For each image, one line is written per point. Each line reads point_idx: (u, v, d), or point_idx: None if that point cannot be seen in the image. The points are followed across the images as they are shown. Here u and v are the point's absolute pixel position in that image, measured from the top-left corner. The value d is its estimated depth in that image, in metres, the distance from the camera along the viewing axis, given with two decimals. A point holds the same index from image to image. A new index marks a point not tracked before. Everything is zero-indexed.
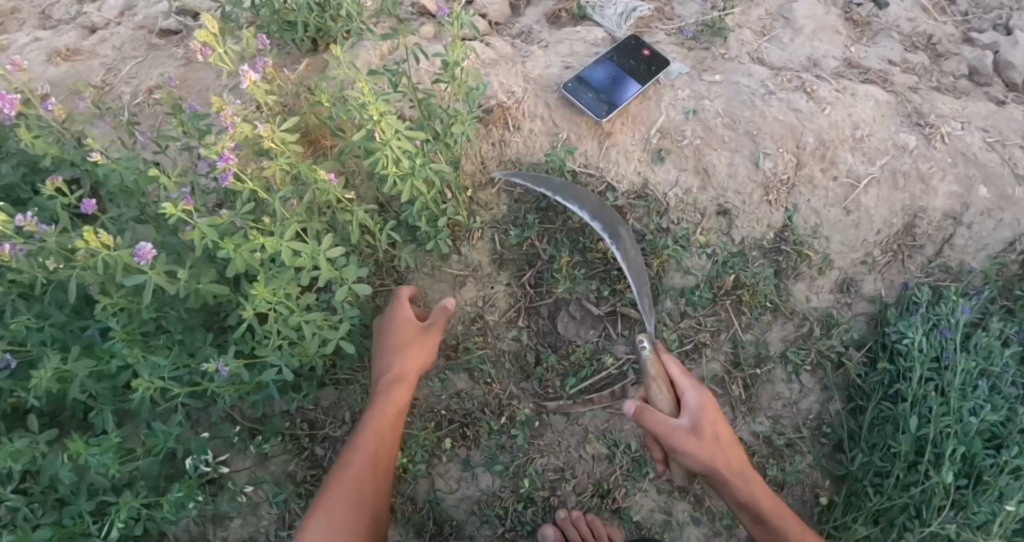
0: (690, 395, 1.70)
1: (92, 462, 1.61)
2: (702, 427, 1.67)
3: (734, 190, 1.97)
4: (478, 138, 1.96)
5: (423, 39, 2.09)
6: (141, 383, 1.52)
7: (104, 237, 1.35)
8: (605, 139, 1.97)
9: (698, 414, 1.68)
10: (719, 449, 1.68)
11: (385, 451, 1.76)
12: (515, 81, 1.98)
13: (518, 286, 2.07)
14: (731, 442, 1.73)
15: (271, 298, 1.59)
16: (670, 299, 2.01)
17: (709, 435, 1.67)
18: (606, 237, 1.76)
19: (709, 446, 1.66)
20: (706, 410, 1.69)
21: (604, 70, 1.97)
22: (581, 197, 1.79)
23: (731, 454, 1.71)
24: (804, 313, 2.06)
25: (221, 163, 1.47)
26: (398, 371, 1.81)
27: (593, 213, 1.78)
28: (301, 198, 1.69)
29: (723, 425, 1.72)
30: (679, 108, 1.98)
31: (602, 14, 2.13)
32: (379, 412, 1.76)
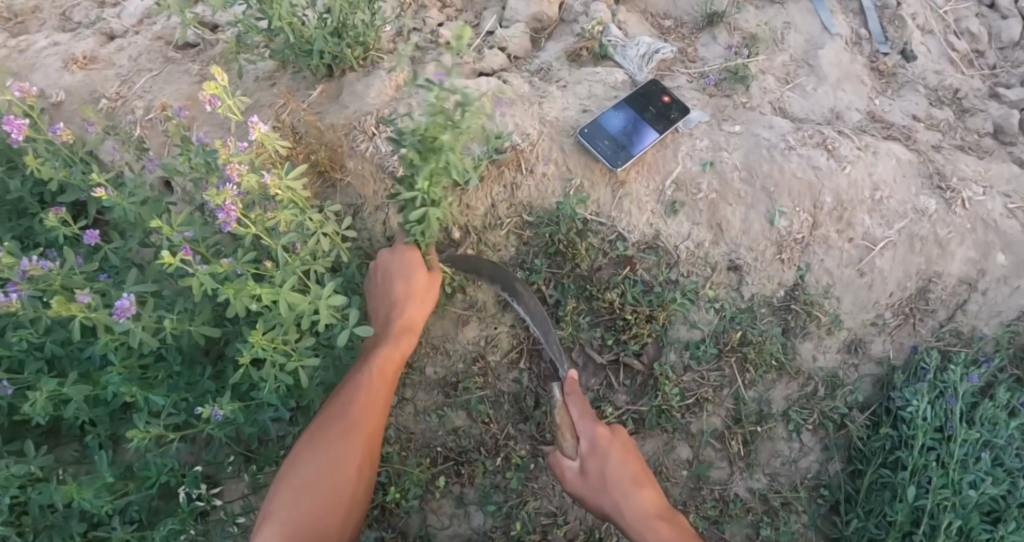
0: (584, 438, 1.75)
1: (86, 506, 1.56)
2: (587, 468, 1.73)
3: (747, 246, 1.93)
4: (490, 179, 1.92)
5: (440, 72, 2.08)
6: (137, 432, 1.51)
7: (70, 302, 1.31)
8: (619, 188, 1.92)
9: (589, 455, 1.73)
10: (608, 490, 1.69)
11: (379, 396, 1.69)
12: (530, 122, 1.93)
13: (522, 328, 2.04)
14: (633, 484, 1.70)
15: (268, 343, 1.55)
16: (674, 352, 1.99)
17: (593, 477, 1.71)
18: (507, 295, 1.92)
19: (597, 486, 1.70)
20: (596, 449, 1.73)
21: (622, 116, 1.92)
22: (474, 263, 1.92)
23: (627, 496, 1.69)
24: (810, 372, 2.04)
25: (225, 212, 1.43)
26: (407, 319, 1.79)
27: (490, 276, 1.93)
28: (306, 242, 1.66)
29: (619, 465, 1.71)
30: (697, 159, 1.93)
31: (623, 54, 2.10)
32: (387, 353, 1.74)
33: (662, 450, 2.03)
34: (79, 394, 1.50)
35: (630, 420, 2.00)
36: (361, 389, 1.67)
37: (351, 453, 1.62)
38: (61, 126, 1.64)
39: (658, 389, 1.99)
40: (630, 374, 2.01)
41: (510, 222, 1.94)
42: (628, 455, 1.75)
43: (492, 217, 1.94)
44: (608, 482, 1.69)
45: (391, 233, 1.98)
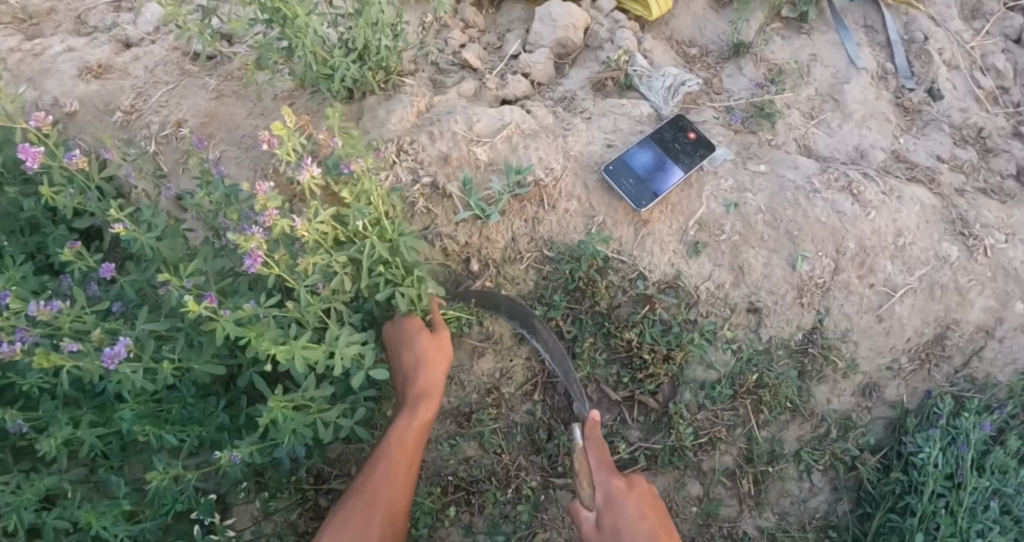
0: (598, 489, 1.74)
1: (104, 535, 1.54)
2: (602, 520, 1.70)
3: (767, 289, 1.92)
4: (511, 213, 1.89)
5: (463, 98, 2.04)
6: (155, 475, 1.49)
7: (63, 357, 1.30)
8: (642, 227, 1.90)
9: (604, 506, 1.72)
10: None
11: (396, 468, 1.70)
12: (554, 157, 1.90)
13: (537, 361, 2.04)
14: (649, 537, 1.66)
15: (288, 406, 1.50)
16: (689, 391, 1.98)
17: (607, 528, 1.69)
18: (525, 332, 1.88)
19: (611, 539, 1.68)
20: (609, 499, 1.71)
21: (646, 153, 1.90)
22: (493, 299, 1.88)
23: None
24: (824, 414, 2.04)
25: (251, 260, 1.41)
26: (421, 385, 1.77)
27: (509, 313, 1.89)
28: (327, 283, 1.65)
29: (633, 516, 1.68)
30: (721, 200, 1.91)
31: (648, 85, 2.07)
32: (402, 423, 1.73)
33: (672, 486, 2.03)
34: (93, 437, 1.52)
35: (642, 457, 1.99)
36: (383, 463, 1.69)
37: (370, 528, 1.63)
38: (77, 152, 1.60)
39: (672, 428, 1.99)
40: (644, 411, 2.01)
41: (530, 256, 1.91)
42: (645, 508, 1.72)
43: (512, 251, 1.91)
44: (621, 533, 1.66)
45: None
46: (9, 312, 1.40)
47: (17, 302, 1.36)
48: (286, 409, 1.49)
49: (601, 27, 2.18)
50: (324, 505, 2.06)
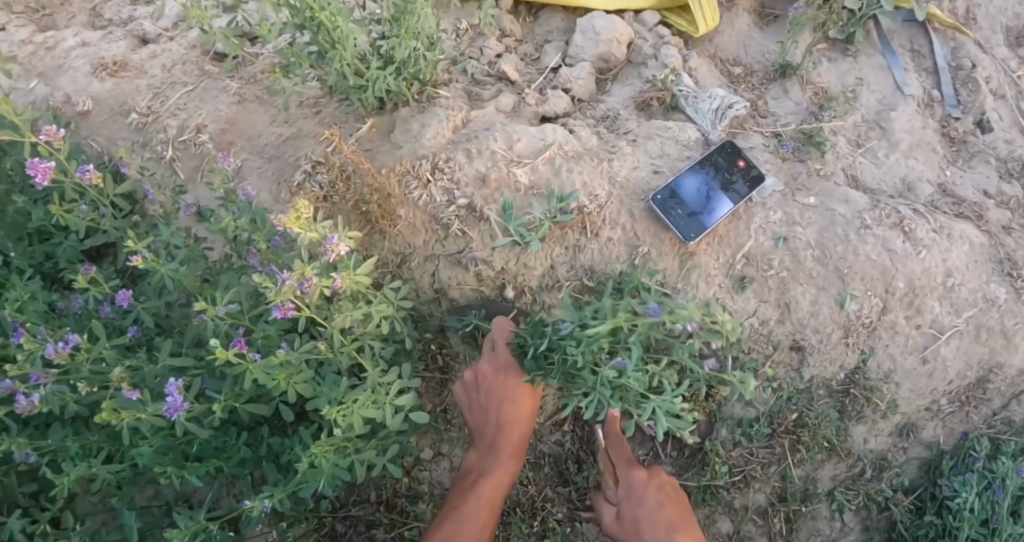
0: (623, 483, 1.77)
1: None
2: (625, 512, 1.73)
3: (813, 328, 1.86)
4: (551, 240, 1.80)
5: (501, 113, 1.94)
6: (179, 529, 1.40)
7: (124, 414, 1.27)
8: (688, 260, 1.82)
9: (626, 497, 1.75)
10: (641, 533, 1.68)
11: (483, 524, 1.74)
12: (599, 183, 1.81)
13: (568, 392, 1.95)
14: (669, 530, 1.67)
15: (330, 450, 1.46)
16: (725, 428, 1.93)
17: (628, 521, 1.73)
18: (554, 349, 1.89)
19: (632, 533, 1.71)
20: (632, 495, 1.74)
21: (696, 181, 1.81)
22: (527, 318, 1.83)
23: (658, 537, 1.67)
24: (860, 454, 1.99)
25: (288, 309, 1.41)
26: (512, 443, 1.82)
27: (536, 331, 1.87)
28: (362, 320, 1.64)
29: (653, 508, 1.70)
30: (770, 233, 1.84)
31: (696, 107, 1.97)
32: (495, 481, 1.78)
33: (702, 522, 1.99)
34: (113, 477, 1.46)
35: None
36: (476, 518, 1.73)
37: None
38: (89, 167, 1.52)
39: (706, 465, 1.93)
40: (678, 446, 1.95)
41: (569, 286, 1.82)
42: (668, 500, 1.73)
43: (550, 279, 1.83)
44: (642, 528, 1.68)
45: (440, 285, 1.84)
46: (24, 354, 1.35)
47: (32, 342, 1.31)
48: (328, 454, 1.45)
49: (645, 42, 2.08)
50: (340, 530, 1.99)
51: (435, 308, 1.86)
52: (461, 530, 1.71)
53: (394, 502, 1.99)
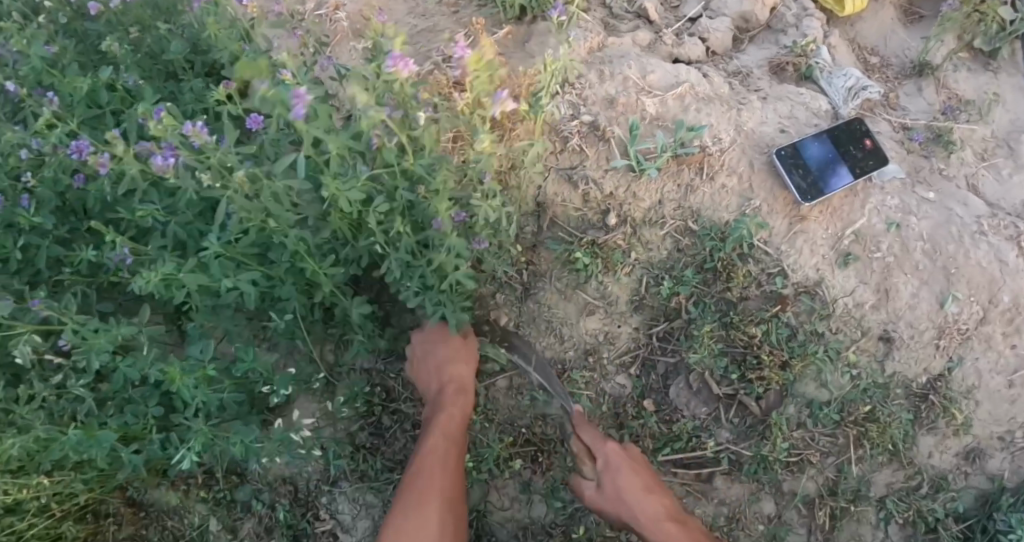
0: (600, 458, 1.78)
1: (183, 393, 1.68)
2: (604, 483, 1.75)
3: (907, 321, 1.83)
4: (665, 175, 1.80)
5: (638, 46, 1.93)
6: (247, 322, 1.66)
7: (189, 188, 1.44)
8: (797, 223, 1.80)
9: (607, 468, 1.75)
10: (623, 501, 1.71)
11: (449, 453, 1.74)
12: (725, 128, 1.80)
13: (644, 335, 1.90)
14: (646, 493, 1.72)
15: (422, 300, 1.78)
16: (794, 405, 1.89)
17: (610, 491, 1.73)
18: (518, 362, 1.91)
19: (616, 503, 1.72)
20: (610, 468, 1.75)
21: (821, 146, 1.79)
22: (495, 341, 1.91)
23: (646, 518, 1.69)
24: (921, 467, 1.93)
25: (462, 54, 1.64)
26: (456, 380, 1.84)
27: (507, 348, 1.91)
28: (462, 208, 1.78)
29: (631, 476, 1.73)
30: (883, 216, 1.82)
31: (829, 80, 1.94)
32: (444, 416, 1.78)
33: (746, 498, 1.93)
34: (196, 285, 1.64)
35: (726, 459, 1.91)
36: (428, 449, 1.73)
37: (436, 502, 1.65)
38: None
39: (766, 438, 1.89)
40: (741, 413, 1.91)
41: (672, 225, 1.83)
42: (646, 478, 1.75)
43: (655, 215, 1.82)
44: (623, 498, 1.71)
45: (543, 198, 1.85)
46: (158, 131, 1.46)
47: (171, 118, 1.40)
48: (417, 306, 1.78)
49: (788, 10, 2.03)
50: (385, 424, 1.99)
51: (536, 220, 1.87)
52: (422, 473, 1.69)
53: None
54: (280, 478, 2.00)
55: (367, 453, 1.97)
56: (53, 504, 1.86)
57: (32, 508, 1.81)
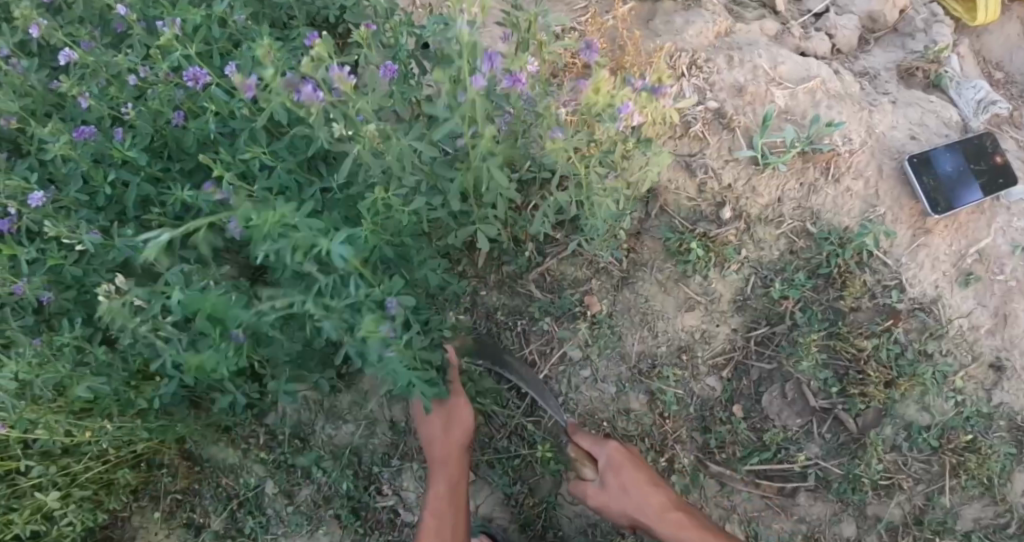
0: (600, 455, 1.71)
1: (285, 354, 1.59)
2: (608, 479, 1.68)
3: (1022, 350, 1.74)
4: (790, 171, 1.71)
5: (764, 36, 1.85)
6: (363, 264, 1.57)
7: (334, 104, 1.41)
8: (920, 235, 1.72)
9: (608, 466, 1.69)
10: (629, 494, 1.66)
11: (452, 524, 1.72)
12: (856, 128, 1.71)
13: (742, 337, 1.82)
14: (652, 484, 1.68)
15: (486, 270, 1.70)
16: (891, 427, 1.79)
17: (613, 488, 1.67)
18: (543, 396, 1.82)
19: (620, 498, 1.66)
20: (612, 465, 1.69)
21: (953, 158, 1.70)
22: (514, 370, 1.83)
23: (642, 505, 1.65)
24: (1013, 505, 1.80)
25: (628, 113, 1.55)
26: (440, 455, 1.75)
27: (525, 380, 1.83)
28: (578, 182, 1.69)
29: (635, 470, 1.68)
30: (1009, 237, 1.72)
31: (959, 91, 1.86)
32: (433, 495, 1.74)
33: (827, 518, 1.83)
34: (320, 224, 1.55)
35: (813, 476, 1.81)
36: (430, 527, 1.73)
37: None
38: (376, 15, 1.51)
39: (859, 458, 1.79)
40: (834, 428, 1.81)
41: (788, 225, 1.74)
42: (644, 466, 1.71)
43: (772, 212, 1.74)
44: (630, 492, 1.66)
45: (655, 184, 1.78)
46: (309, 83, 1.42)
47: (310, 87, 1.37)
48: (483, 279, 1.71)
49: (917, 14, 1.94)
50: None
51: (645, 204, 1.79)
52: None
53: (527, 392, 1.87)
54: (343, 446, 1.92)
55: None
56: (111, 451, 1.76)
57: (92, 453, 1.72)
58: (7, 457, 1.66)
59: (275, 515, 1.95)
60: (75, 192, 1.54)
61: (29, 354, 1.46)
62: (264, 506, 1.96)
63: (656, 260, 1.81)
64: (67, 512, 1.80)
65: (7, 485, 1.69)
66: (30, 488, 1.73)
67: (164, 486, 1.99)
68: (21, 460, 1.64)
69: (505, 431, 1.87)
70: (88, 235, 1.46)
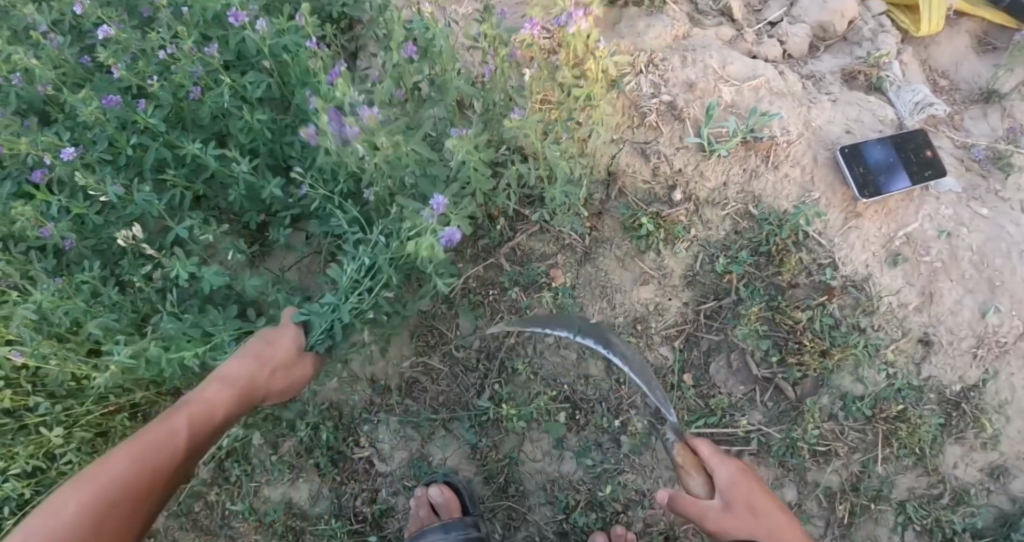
0: (720, 473, 1.58)
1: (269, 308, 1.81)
2: (733, 502, 1.54)
3: (948, 326, 1.88)
4: (734, 159, 1.93)
5: (718, 40, 2.05)
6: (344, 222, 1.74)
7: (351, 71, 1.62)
8: (852, 218, 1.91)
9: (730, 488, 1.56)
10: (759, 519, 1.54)
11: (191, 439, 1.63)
12: (795, 121, 1.92)
13: (692, 310, 1.99)
14: (775, 508, 1.58)
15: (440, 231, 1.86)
16: (828, 396, 1.91)
17: (743, 508, 1.53)
18: (600, 346, 1.82)
19: (751, 522, 1.52)
20: (738, 485, 1.56)
21: (883, 151, 1.88)
22: (567, 320, 1.86)
23: (773, 531, 1.54)
24: (944, 476, 1.89)
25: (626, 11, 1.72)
26: (242, 379, 1.72)
27: (581, 330, 1.84)
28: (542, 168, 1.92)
29: (758, 493, 1.58)
30: (936, 224, 1.89)
31: (898, 94, 2.03)
32: (208, 403, 1.66)
33: (770, 483, 1.92)
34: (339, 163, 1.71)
35: (755, 440, 1.92)
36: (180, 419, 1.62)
37: (136, 471, 1.53)
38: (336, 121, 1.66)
39: (797, 424, 1.91)
40: (775, 398, 1.95)
41: (733, 208, 1.95)
42: (764, 491, 1.60)
43: (719, 196, 1.95)
44: (759, 516, 1.54)
45: (615, 168, 1.99)
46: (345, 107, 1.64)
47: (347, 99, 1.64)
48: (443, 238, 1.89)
49: (865, 24, 2.10)
50: (434, 365, 2.07)
51: (605, 187, 2.00)
52: (144, 447, 1.56)
53: (496, 356, 2.05)
54: (326, 403, 2.08)
55: (413, 386, 2.08)
56: (111, 397, 1.99)
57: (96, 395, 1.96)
58: (19, 393, 1.92)
59: (261, 464, 2.09)
60: (99, 152, 1.78)
61: (52, 290, 1.71)
62: (251, 455, 2.09)
63: (616, 238, 2.01)
64: (67, 453, 2.02)
65: (16, 421, 1.94)
66: (36, 425, 1.97)
67: None
68: (30, 397, 1.91)
69: (473, 390, 2.05)
70: (112, 187, 1.71)
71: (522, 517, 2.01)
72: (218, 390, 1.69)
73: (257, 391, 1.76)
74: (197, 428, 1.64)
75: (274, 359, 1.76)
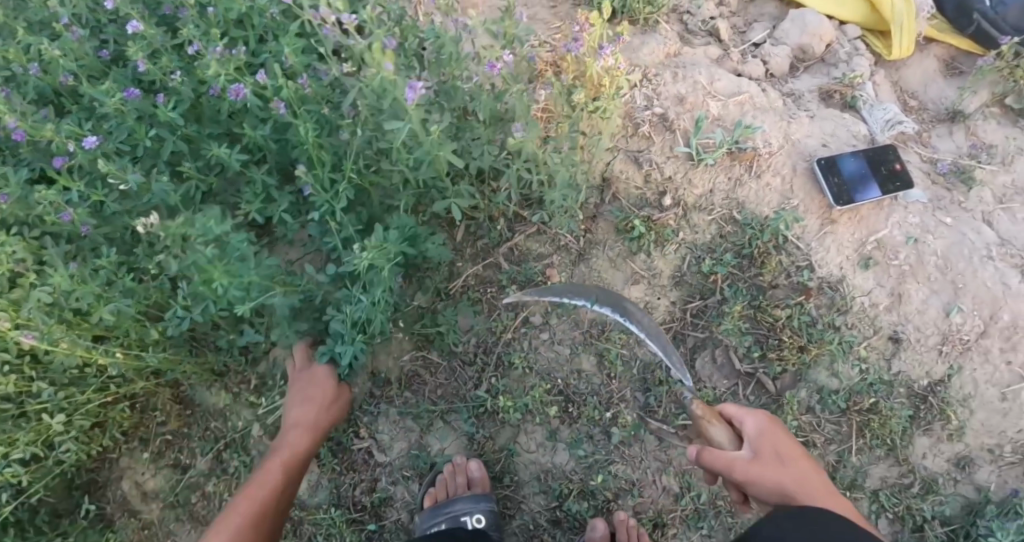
0: (747, 422, 1.71)
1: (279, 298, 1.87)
2: (761, 451, 1.65)
3: (915, 324, 2.04)
4: (720, 169, 2.09)
5: (706, 58, 2.22)
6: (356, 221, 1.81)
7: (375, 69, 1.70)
8: (827, 224, 2.08)
9: (757, 438, 1.67)
10: (785, 465, 1.63)
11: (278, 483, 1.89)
12: (775, 134, 2.09)
13: (679, 308, 2.11)
14: (800, 458, 1.68)
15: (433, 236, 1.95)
16: (806, 389, 2.05)
17: (769, 456, 1.63)
18: (617, 315, 2.01)
19: (778, 467, 1.62)
20: (764, 434, 1.68)
21: (855, 163, 2.06)
22: (586, 292, 2.04)
23: (799, 478, 1.63)
24: (914, 466, 2.01)
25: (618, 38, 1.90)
26: (295, 419, 1.98)
27: (600, 301, 2.03)
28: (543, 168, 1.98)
29: (785, 442, 1.69)
30: (903, 231, 2.06)
31: (870, 111, 2.21)
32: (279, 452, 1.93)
33: None
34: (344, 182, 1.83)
35: None
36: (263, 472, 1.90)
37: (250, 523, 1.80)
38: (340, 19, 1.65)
39: (777, 416, 2.04)
40: (758, 392, 2.06)
41: (719, 213, 2.10)
42: (788, 442, 1.71)
43: (705, 202, 2.10)
44: (786, 462, 1.64)
45: (610, 174, 2.13)
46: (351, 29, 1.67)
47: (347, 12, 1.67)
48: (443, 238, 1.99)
49: (841, 47, 2.30)
50: (434, 358, 2.15)
51: (601, 192, 2.14)
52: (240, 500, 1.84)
53: (494, 349, 2.14)
54: None
55: (413, 379, 2.15)
56: (113, 385, 2.00)
57: (98, 383, 1.96)
58: (23, 377, 1.88)
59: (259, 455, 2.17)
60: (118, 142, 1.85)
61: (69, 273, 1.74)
62: None
63: (611, 239, 2.13)
64: (65, 441, 2.00)
65: (19, 408, 1.88)
66: (37, 411, 1.93)
67: (154, 428, 2.23)
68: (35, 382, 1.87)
69: (472, 382, 2.13)
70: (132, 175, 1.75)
71: (516, 506, 2.12)
72: (290, 436, 1.96)
73: (319, 426, 2.00)
74: (278, 477, 1.89)
75: (319, 395, 2.01)
